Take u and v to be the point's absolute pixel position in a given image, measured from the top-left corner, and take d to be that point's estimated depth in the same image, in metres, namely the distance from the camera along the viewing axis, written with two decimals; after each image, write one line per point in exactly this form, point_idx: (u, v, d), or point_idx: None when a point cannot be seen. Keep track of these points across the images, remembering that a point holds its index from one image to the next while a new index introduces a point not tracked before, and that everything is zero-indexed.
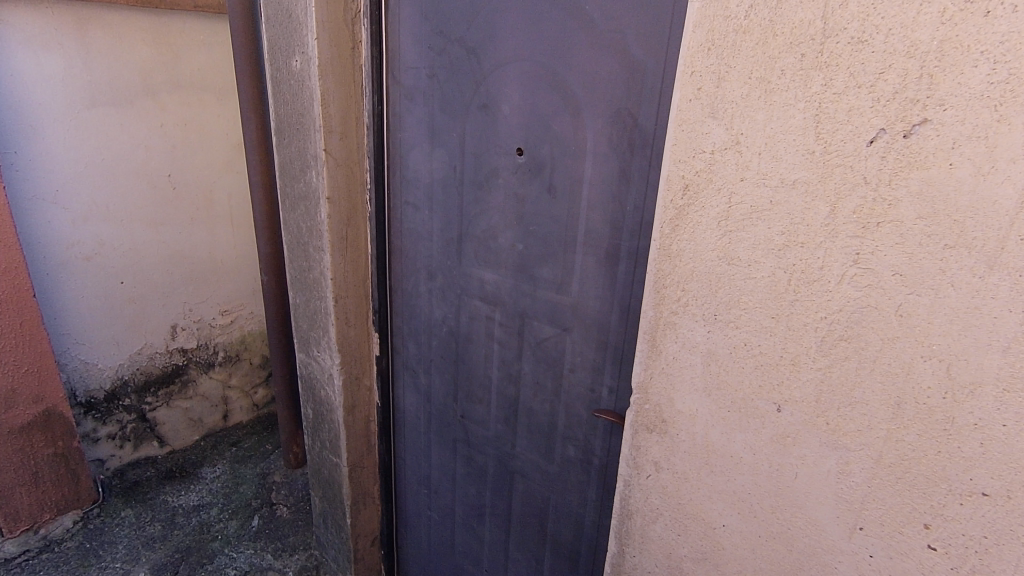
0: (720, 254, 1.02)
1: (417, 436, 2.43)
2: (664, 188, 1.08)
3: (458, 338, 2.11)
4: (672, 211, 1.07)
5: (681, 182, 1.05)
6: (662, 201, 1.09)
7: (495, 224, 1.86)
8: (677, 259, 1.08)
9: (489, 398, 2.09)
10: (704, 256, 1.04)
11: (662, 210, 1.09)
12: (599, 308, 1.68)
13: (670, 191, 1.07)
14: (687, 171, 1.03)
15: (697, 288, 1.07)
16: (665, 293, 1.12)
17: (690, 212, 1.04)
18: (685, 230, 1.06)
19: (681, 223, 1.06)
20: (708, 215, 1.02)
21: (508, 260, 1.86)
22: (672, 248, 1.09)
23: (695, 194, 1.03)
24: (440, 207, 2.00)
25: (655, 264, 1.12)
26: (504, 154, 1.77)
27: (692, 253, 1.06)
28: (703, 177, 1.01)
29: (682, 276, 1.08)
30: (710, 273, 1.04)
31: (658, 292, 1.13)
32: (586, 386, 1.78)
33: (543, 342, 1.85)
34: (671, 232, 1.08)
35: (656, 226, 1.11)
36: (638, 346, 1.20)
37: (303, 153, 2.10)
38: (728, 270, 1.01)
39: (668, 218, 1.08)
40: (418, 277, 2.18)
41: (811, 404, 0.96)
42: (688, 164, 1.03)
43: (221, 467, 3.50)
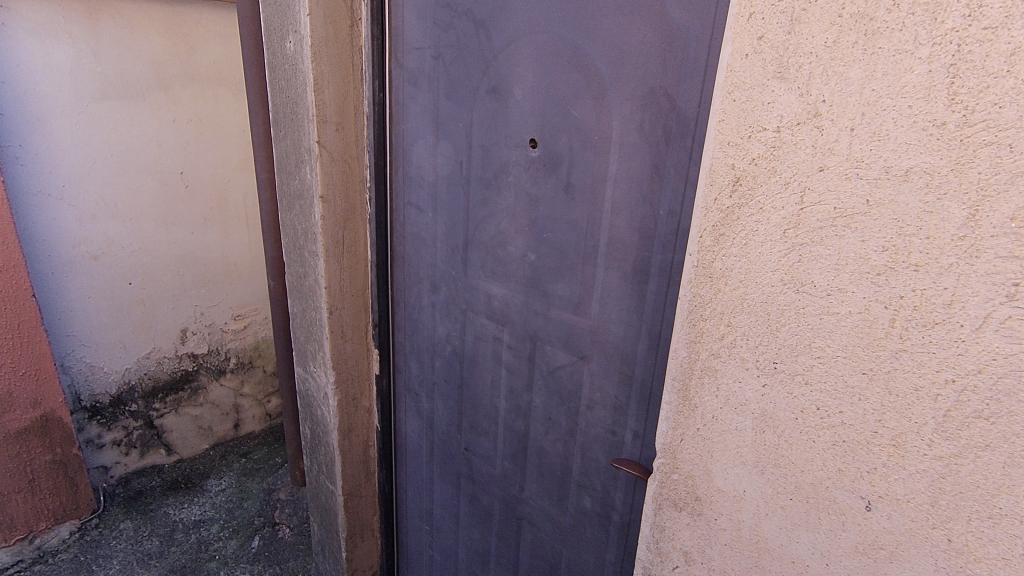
0: (783, 278, 0.71)
1: (419, 466, 2.17)
2: (704, 182, 0.78)
3: (462, 359, 1.84)
4: (713, 214, 0.77)
5: (728, 173, 0.74)
6: (701, 200, 0.79)
7: (504, 230, 1.58)
8: (721, 283, 0.78)
9: (495, 431, 1.81)
10: (759, 279, 0.73)
11: (701, 212, 0.79)
12: (623, 335, 1.38)
13: (711, 185, 0.76)
14: (739, 158, 0.73)
15: (747, 325, 0.76)
16: (702, 326, 0.81)
17: (741, 217, 0.74)
18: (732, 242, 0.75)
19: (726, 232, 0.76)
20: (766, 222, 0.71)
21: (518, 273, 1.58)
22: (713, 266, 0.78)
23: (749, 191, 0.72)
24: (444, 211, 1.74)
25: (690, 287, 0.82)
26: (515, 147, 1.48)
27: (741, 274, 0.75)
28: (761, 165, 0.70)
29: (726, 306, 0.78)
30: (767, 305, 0.73)
31: (694, 325, 0.82)
32: (606, 427, 1.48)
33: (557, 370, 1.56)
34: (712, 243, 0.78)
35: (692, 234, 0.81)
36: (665, 397, 0.89)
37: (298, 146, 1.88)
38: (796, 302, 0.70)
39: (707, 223, 0.78)
40: (421, 289, 1.92)
41: (923, 509, 0.63)
42: (740, 148, 0.72)
43: (227, 480, 3.34)
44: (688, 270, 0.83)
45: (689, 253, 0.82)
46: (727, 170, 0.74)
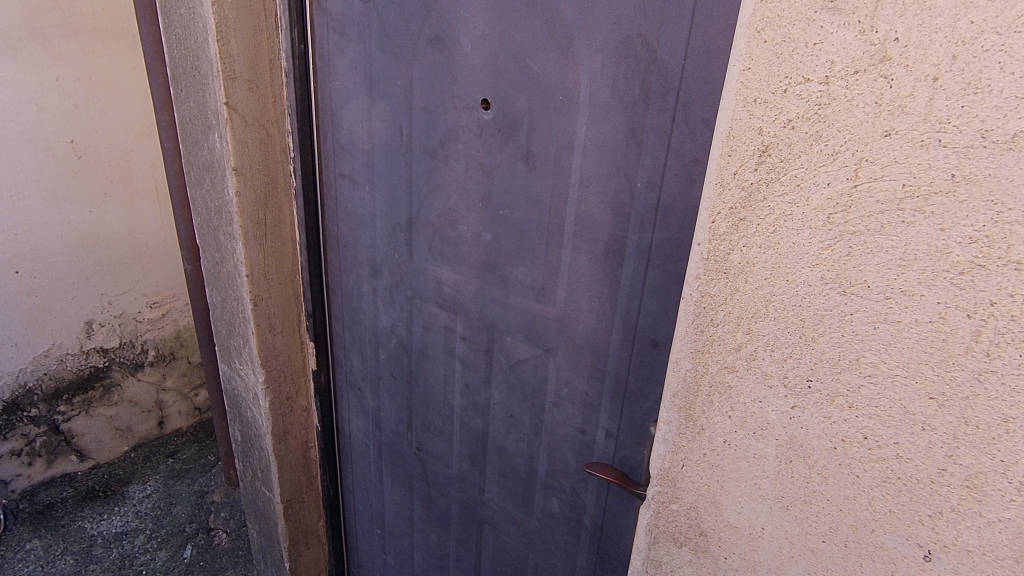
0: (824, 276, 0.56)
1: (366, 466, 1.98)
2: (718, 151, 0.61)
3: (410, 352, 1.65)
4: (730, 193, 0.60)
5: (753, 140, 0.57)
6: (712, 175, 0.62)
7: (454, 207, 1.37)
8: (739, 280, 0.62)
9: (450, 429, 1.64)
10: (791, 278, 0.58)
11: (713, 190, 0.62)
12: (593, 325, 1.22)
13: (727, 155, 0.60)
14: (768, 120, 0.56)
15: (773, 333, 0.61)
16: (712, 332, 0.66)
17: (768, 196, 0.57)
18: (755, 229, 0.59)
19: (748, 217, 0.59)
20: (803, 205, 0.55)
21: (472, 256, 1.38)
22: (728, 259, 0.62)
23: (781, 163, 0.56)
24: (382, 184, 1.51)
25: (698, 285, 0.66)
26: (464, 109, 1.27)
27: (768, 270, 0.59)
28: (798, 130, 0.54)
29: (744, 310, 0.62)
30: (799, 309, 0.58)
31: (702, 332, 0.67)
32: (574, 425, 1.34)
33: (518, 364, 1.39)
34: (728, 230, 0.61)
35: (701, 217, 0.65)
36: (662, 415, 0.75)
37: (203, 108, 1.59)
38: (841, 307, 0.55)
39: (721, 204, 0.61)
40: (360, 274, 1.69)
41: (1003, 565, 0.50)
42: (770, 107, 0.55)
43: (152, 484, 3.03)
44: (696, 263, 0.67)
45: (697, 241, 0.66)
46: (751, 136, 0.57)
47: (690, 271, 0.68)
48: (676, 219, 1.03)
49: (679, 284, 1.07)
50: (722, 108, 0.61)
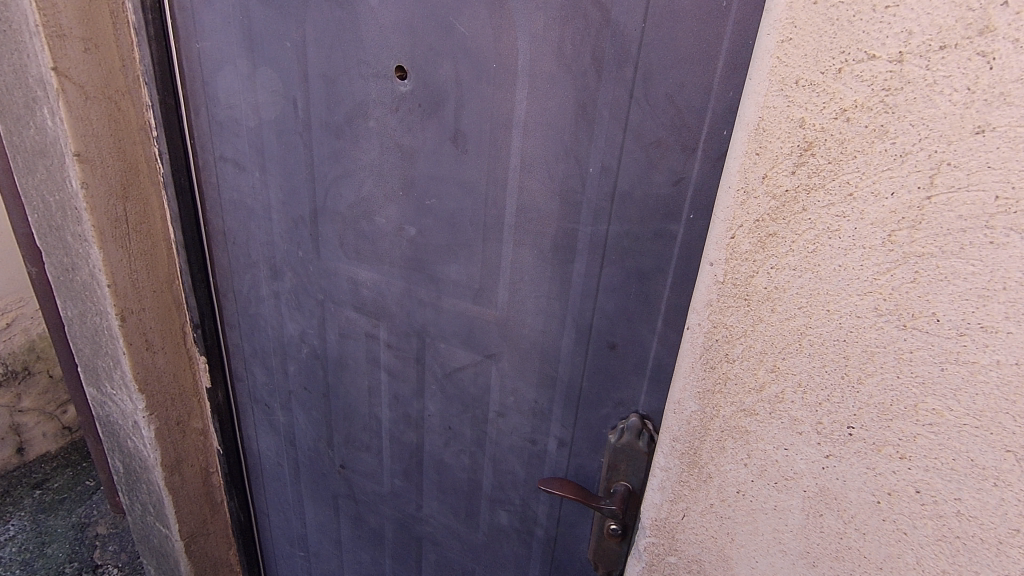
0: (877, 306, 0.50)
1: (281, 488, 1.75)
2: (743, 146, 0.56)
3: (325, 363, 1.43)
4: (758, 200, 0.55)
5: (793, 135, 0.52)
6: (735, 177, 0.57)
7: (367, 197, 1.16)
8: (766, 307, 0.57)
9: (378, 445, 1.46)
10: (836, 303, 0.52)
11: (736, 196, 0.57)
12: (541, 327, 1.08)
13: (755, 155, 0.55)
14: (813, 108, 0.50)
15: (805, 373, 0.55)
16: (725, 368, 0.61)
17: (810, 207, 0.52)
18: (791, 246, 0.54)
19: (779, 231, 0.54)
20: (855, 220, 0.50)
21: (394, 254, 1.18)
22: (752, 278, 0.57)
23: (829, 165, 0.50)
24: (276, 170, 1.25)
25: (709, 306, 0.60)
26: (375, 78, 1.04)
27: (806, 293, 0.54)
28: (856, 124, 0.48)
29: (772, 339, 0.57)
30: (840, 341, 0.53)
31: (713, 369, 0.62)
32: (522, 434, 1.21)
33: (455, 373, 1.24)
34: (754, 245, 0.56)
35: (717, 228, 0.60)
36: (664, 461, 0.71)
37: (24, 76, 1.24)
38: (894, 340, 0.50)
39: (747, 213, 0.56)
40: (256, 275, 1.43)
41: None
42: (820, 91, 0.49)
43: (16, 523, 2.57)
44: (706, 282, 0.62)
45: (710, 259, 0.61)
46: (791, 127, 0.52)
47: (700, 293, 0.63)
48: (635, 208, 0.91)
49: (639, 281, 0.96)
50: (747, 95, 0.56)
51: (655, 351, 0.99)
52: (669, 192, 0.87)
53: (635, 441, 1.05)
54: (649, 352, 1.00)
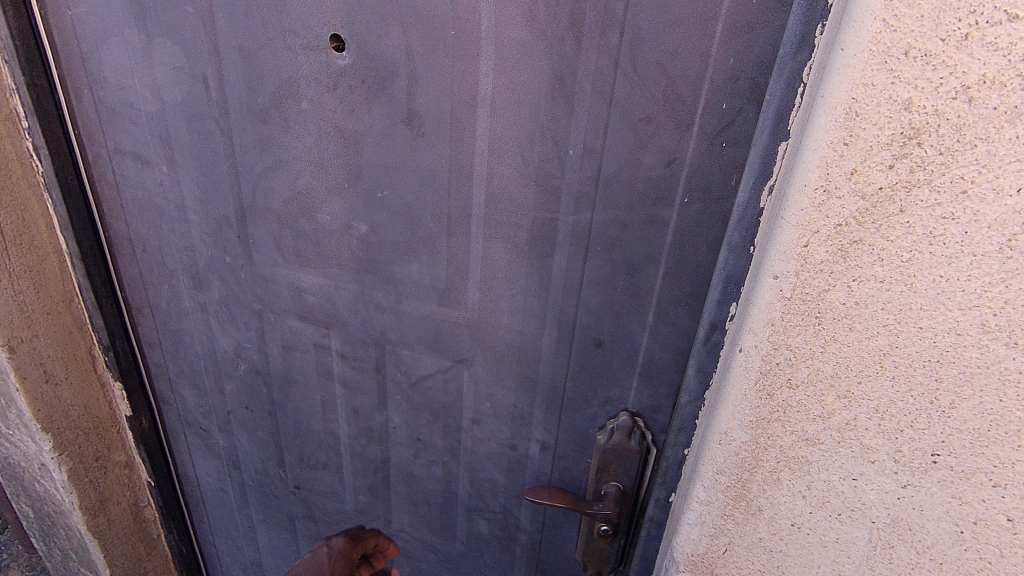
0: (984, 321, 0.51)
1: (227, 515, 1.58)
2: (828, 136, 0.53)
3: (269, 378, 1.27)
4: (845, 199, 0.53)
5: (896, 121, 0.49)
6: (815, 172, 0.55)
7: (307, 192, 1.00)
8: (845, 323, 0.57)
9: (337, 462, 1.33)
10: (933, 316, 0.53)
11: (814, 196, 0.55)
12: (518, 328, 0.98)
13: (841, 148, 0.52)
14: (926, 86, 0.47)
15: (886, 398, 0.57)
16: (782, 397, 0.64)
17: (910, 208, 0.51)
18: (881, 254, 0.53)
19: (866, 236, 0.53)
20: (966, 223, 0.49)
21: (343, 255, 1.03)
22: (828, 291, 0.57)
23: (939, 156, 0.49)
24: (188, 163, 1.06)
25: (772, 326, 0.61)
26: (305, 51, 0.87)
27: (899, 304, 0.54)
28: (981, 106, 0.46)
29: (854, 356, 0.57)
30: (931, 361, 0.54)
31: (771, 394, 0.64)
32: (501, 440, 1.12)
33: (421, 381, 1.12)
34: (834, 253, 0.55)
35: (788, 234, 0.58)
36: (705, 497, 0.74)
37: None
38: (1000, 356, 0.51)
39: (828, 217, 0.55)
40: (175, 285, 1.23)
41: None
42: (938, 64, 0.46)
43: None
44: (772, 293, 0.61)
45: (774, 271, 0.60)
46: (898, 110, 0.49)
47: (761, 311, 0.62)
48: (622, 194, 0.81)
49: (627, 272, 0.87)
50: (834, 74, 0.52)
51: (645, 346, 0.92)
52: (661, 174, 0.78)
53: (625, 440, 0.98)
54: (639, 347, 0.92)
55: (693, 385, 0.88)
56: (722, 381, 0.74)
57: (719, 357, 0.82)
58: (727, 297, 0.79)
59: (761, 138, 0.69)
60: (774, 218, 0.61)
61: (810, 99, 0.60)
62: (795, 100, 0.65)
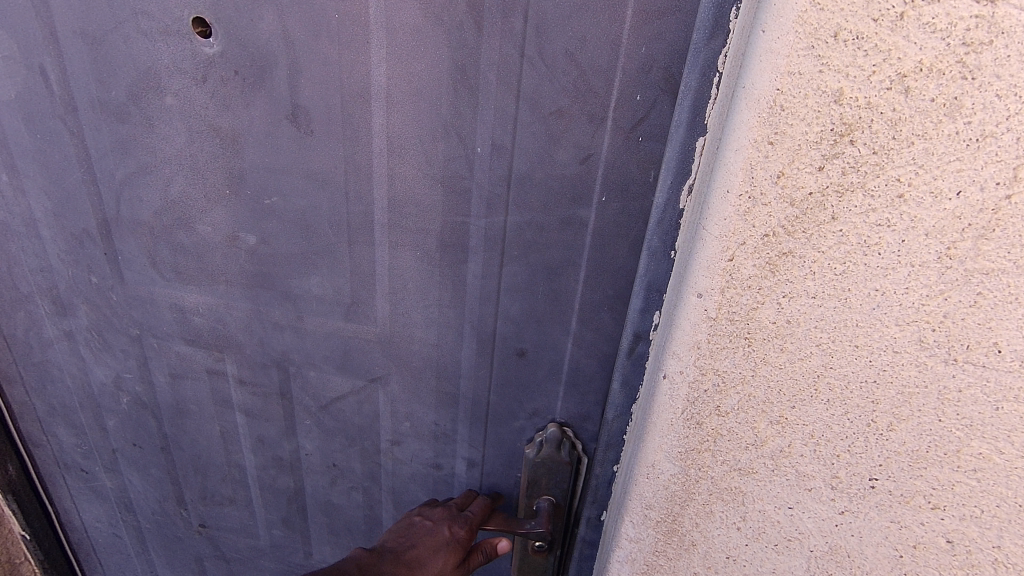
0: (922, 337, 0.53)
1: (123, 563, 1.40)
2: (752, 136, 0.51)
3: (157, 411, 1.12)
4: (773, 206, 0.52)
5: (826, 116, 0.48)
6: (739, 176, 0.53)
7: (183, 202, 0.87)
8: (777, 340, 0.57)
9: (245, 496, 1.20)
10: (869, 331, 0.54)
11: (739, 203, 0.54)
12: (435, 341, 0.90)
13: (766, 150, 0.51)
14: (857, 75, 0.46)
15: (821, 422, 0.59)
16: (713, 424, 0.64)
17: (842, 215, 0.51)
18: (811, 266, 0.53)
19: (796, 247, 0.53)
20: (902, 230, 0.50)
21: (231, 271, 0.91)
22: (756, 308, 0.56)
23: (873, 155, 0.49)
24: (33, 170, 0.90)
25: (702, 344, 0.60)
26: (164, 38, 0.74)
27: (832, 317, 0.55)
28: (918, 97, 0.46)
29: (788, 375, 0.58)
30: (868, 380, 0.56)
31: (698, 419, 0.64)
32: (424, 461, 1.04)
33: (332, 404, 1.02)
34: (763, 266, 0.55)
35: (711, 248, 0.56)
36: (638, 531, 0.74)
37: None
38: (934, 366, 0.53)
39: (754, 226, 0.54)
40: (34, 312, 1.05)
41: None
42: (871, 48, 0.45)
43: None
44: (696, 311, 0.59)
45: (697, 289, 0.59)
46: (829, 105, 0.48)
47: (686, 333, 0.61)
48: (537, 194, 0.75)
49: (546, 277, 0.81)
50: (754, 62, 0.49)
51: (569, 354, 0.86)
52: (575, 172, 0.73)
53: (555, 452, 0.93)
54: (563, 355, 0.87)
55: (620, 396, 0.84)
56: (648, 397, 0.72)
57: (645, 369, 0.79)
58: (649, 306, 0.76)
59: (677, 133, 0.64)
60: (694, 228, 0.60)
61: (727, 92, 0.57)
62: (710, 95, 0.61)
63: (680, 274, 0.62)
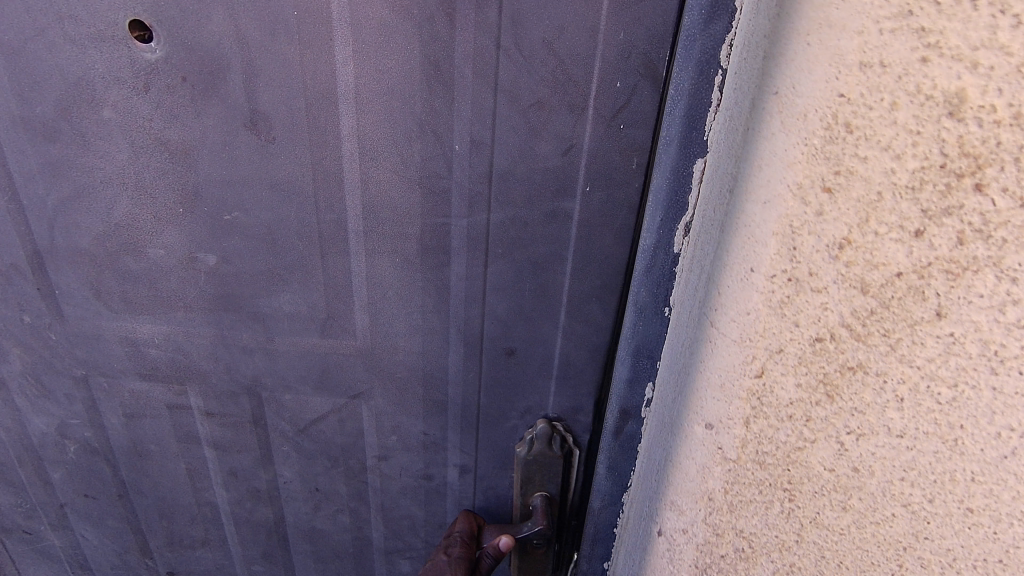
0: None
1: None
2: (801, 178, 0.51)
3: (111, 456, 1.02)
4: (832, 299, 0.50)
5: (928, 148, 0.44)
6: (775, 242, 0.54)
7: (129, 226, 0.79)
8: (839, 495, 0.52)
9: (219, 535, 1.11)
10: (990, 491, 0.42)
11: (768, 286, 0.55)
12: (420, 348, 0.87)
13: (816, 207, 0.51)
14: (981, 76, 0.40)
15: None
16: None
17: (951, 313, 0.44)
18: (894, 387, 0.47)
19: (867, 362, 0.49)
20: None
21: (190, 295, 0.84)
22: (795, 421, 0.55)
23: (998, 213, 0.41)
24: None
25: (740, 464, 0.61)
26: (96, 43, 0.67)
27: (929, 458, 0.46)
28: None
29: (859, 542, 0.51)
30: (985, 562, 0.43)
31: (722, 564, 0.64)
32: (413, 473, 1.01)
33: (312, 426, 0.96)
34: (817, 382, 0.52)
35: (736, 343, 0.60)
36: None
37: None
38: (1021, 535, 0.41)
39: (803, 323, 0.53)
40: None
41: None
42: (997, 49, 0.40)
43: None
44: (734, 418, 0.61)
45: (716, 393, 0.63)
46: (939, 135, 0.43)
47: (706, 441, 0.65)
48: (519, 188, 0.74)
49: (532, 273, 0.80)
50: (799, 74, 0.51)
51: (559, 347, 0.86)
52: (558, 164, 0.72)
53: (546, 448, 0.93)
54: (553, 350, 0.86)
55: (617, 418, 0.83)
56: (674, 488, 0.71)
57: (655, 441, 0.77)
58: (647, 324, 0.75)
59: (670, 152, 0.65)
60: (716, 299, 0.62)
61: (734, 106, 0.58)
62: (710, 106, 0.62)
63: (706, 344, 0.64)
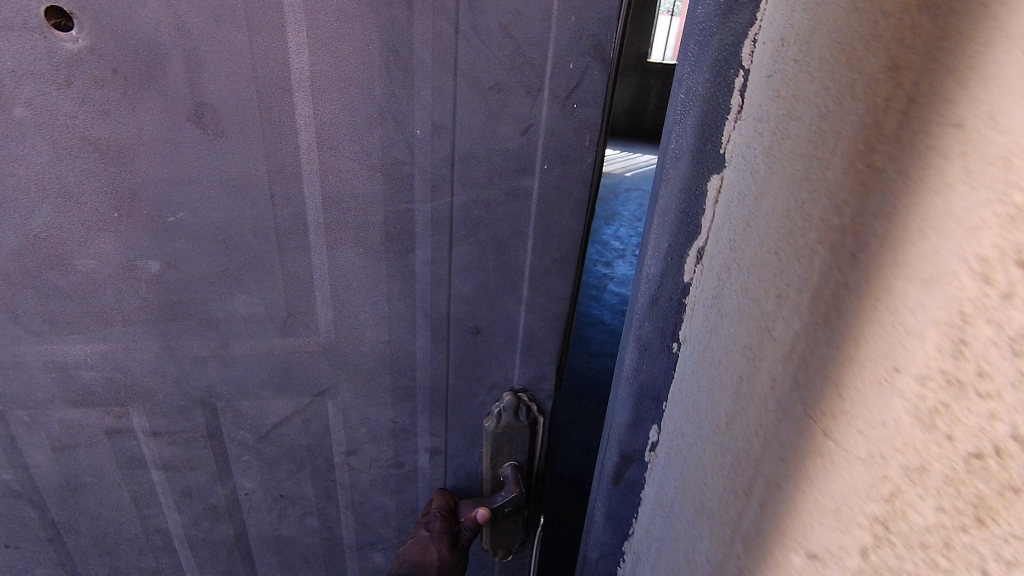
0: None
1: None
2: (987, 246, 0.31)
3: (39, 495, 0.92)
4: (1006, 406, 0.28)
5: None
6: (937, 333, 0.33)
7: (52, 237, 0.72)
8: None
9: (172, 563, 1.04)
10: None
11: (917, 386, 0.35)
12: (387, 337, 0.87)
13: (1003, 286, 0.29)
14: None
15: None
16: None
17: None
18: None
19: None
20: None
21: (130, 307, 0.78)
22: (933, 569, 0.33)
23: None
24: None
25: None
26: (7, 34, 0.61)
27: None
28: None
29: None
30: None
31: None
32: (384, 464, 1.00)
33: (274, 430, 0.93)
34: (962, 505, 0.31)
35: (865, 460, 0.39)
36: None
37: None
38: None
39: (958, 439, 0.31)
40: None
41: None
42: None
43: None
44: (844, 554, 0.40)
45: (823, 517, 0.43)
46: None
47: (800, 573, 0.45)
48: (481, 170, 0.76)
49: (496, 251, 0.83)
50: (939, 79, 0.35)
51: (523, 321, 0.89)
52: (518, 144, 0.75)
53: (513, 419, 0.96)
54: (518, 324, 0.90)
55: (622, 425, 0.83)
56: None
57: (709, 546, 0.61)
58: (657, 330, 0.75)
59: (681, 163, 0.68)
60: (834, 405, 0.43)
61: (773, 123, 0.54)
62: (728, 116, 0.61)
63: (810, 461, 0.45)
